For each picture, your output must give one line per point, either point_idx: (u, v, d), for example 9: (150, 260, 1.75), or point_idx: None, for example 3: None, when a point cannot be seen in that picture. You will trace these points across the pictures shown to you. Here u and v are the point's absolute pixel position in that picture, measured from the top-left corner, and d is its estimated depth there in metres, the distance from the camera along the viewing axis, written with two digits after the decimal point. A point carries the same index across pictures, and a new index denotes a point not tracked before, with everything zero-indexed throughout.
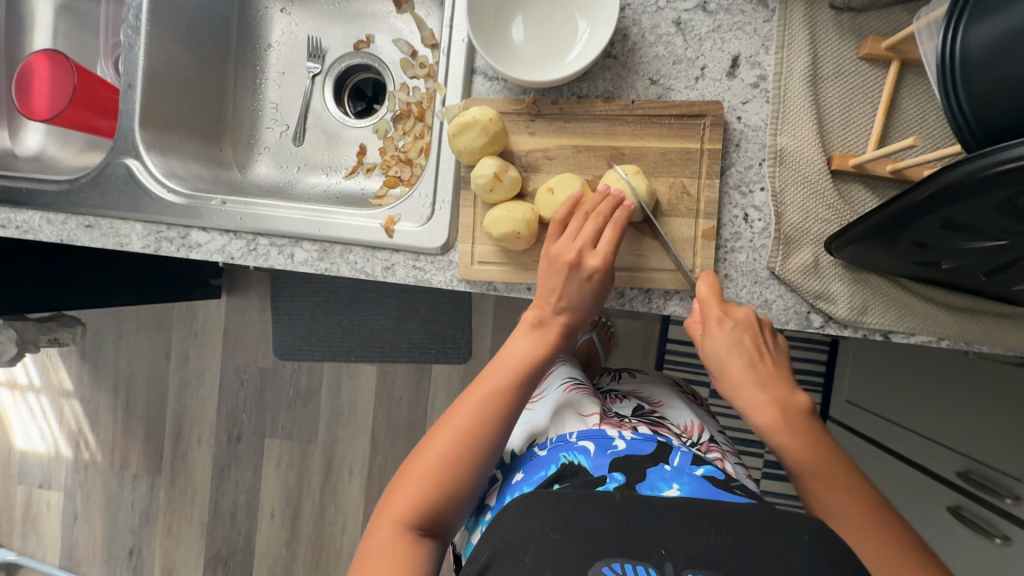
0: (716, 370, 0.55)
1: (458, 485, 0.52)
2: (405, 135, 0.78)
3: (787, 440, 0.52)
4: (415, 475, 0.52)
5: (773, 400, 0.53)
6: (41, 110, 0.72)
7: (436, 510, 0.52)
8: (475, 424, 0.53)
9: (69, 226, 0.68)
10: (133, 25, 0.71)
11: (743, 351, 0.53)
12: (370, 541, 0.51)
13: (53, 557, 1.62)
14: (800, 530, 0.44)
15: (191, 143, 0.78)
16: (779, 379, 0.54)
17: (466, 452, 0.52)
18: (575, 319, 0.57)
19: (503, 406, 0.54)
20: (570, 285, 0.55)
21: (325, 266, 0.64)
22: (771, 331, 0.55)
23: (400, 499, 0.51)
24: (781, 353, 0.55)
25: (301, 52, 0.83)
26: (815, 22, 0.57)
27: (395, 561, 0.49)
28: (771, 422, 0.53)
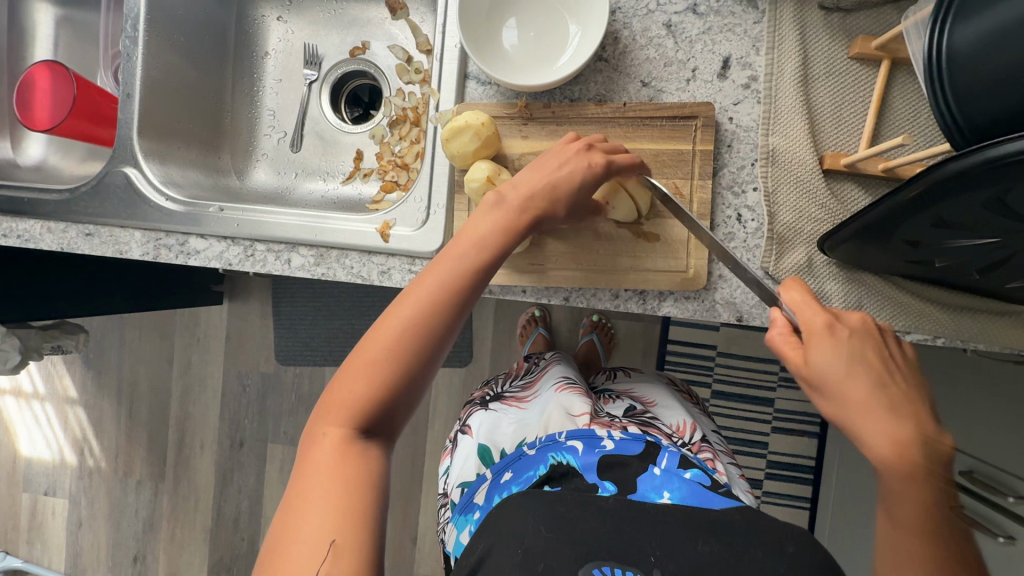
0: (823, 387, 0.47)
1: (405, 377, 0.48)
2: (402, 140, 0.78)
3: (910, 483, 0.43)
4: (358, 368, 0.48)
5: (906, 431, 0.44)
6: (42, 120, 0.72)
7: (383, 408, 0.47)
8: (424, 314, 0.49)
9: (69, 234, 0.69)
10: (131, 35, 0.72)
11: (858, 364, 0.47)
12: (310, 446, 0.46)
13: (59, 563, 1.63)
14: (786, 544, 0.45)
15: (190, 152, 0.78)
16: (908, 402, 0.46)
17: (410, 343, 0.48)
18: (545, 206, 0.53)
19: (458, 296, 0.50)
20: (568, 165, 0.53)
21: (321, 271, 0.65)
22: (891, 344, 0.49)
23: (343, 398, 0.47)
24: (909, 373, 0.48)
25: (297, 59, 0.84)
26: (805, 23, 0.57)
27: (336, 468, 0.44)
28: (898, 456, 0.44)
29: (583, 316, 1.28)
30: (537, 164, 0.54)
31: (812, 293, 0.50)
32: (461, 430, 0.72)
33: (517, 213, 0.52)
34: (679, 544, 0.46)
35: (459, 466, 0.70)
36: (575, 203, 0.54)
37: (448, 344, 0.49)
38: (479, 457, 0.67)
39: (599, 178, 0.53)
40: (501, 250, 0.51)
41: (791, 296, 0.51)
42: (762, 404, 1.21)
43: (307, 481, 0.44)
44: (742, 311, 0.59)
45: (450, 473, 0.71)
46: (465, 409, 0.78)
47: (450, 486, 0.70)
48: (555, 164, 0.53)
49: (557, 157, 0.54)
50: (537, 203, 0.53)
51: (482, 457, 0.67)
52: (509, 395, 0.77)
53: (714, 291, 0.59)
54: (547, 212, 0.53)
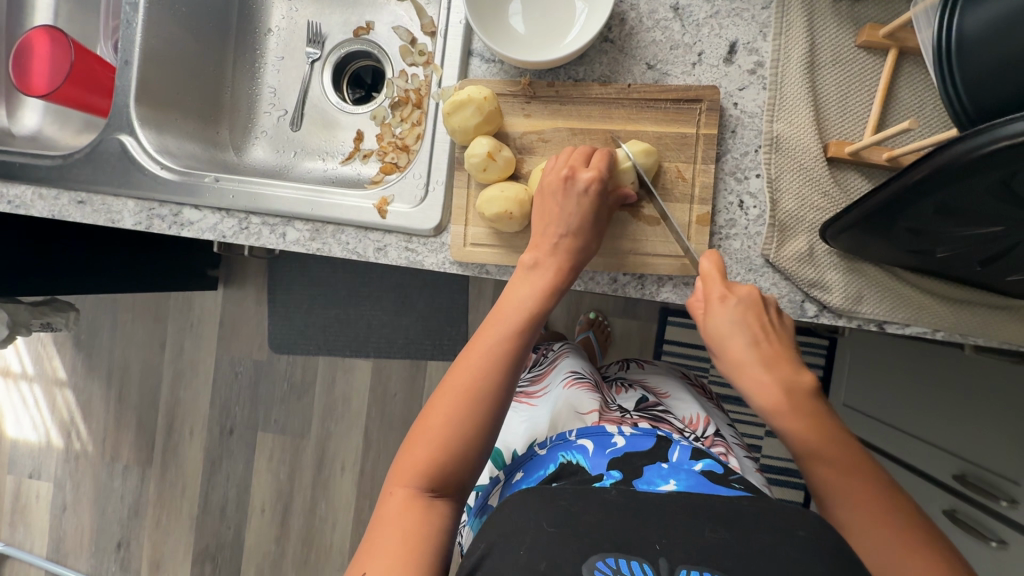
0: (715, 344, 0.53)
1: (466, 442, 0.49)
2: (403, 122, 0.78)
3: (794, 420, 0.49)
4: (425, 434, 0.49)
5: (779, 379, 0.50)
6: (40, 86, 0.72)
7: (448, 469, 0.48)
8: (483, 377, 0.51)
9: (61, 201, 0.68)
10: (132, 2, 0.71)
11: (741, 328, 0.52)
12: (382, 509, 0.48)
13: (41, 548, 1.61)
14: (789, 531, 0.43)
15: (188, 123, 0.77)
16: (785, 360, 0.51)
17: (469, 407, 0.50)
18: (576, 251, 0.56)
19: (512, 354, 0.52)
20: (568, 201, 0.55)
21: (316, 246, 0.64)
22: (776, 309, 0.54)
23: (411, 460, 0.49)
24: (788, 335, 0.53)
25: (300, 37, 0.84)
26: (813, 10, 0.57)
27: (408, 529, 0.46)
28: (772, 404, 0.50)
29: (580, 312, 1.28)
30: (539, 214, 0.57)
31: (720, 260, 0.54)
32: None
33: (555, 271, 0.55)
34: (682, 533, 0.44)
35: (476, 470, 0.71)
36: (584, 229, 0.55)
37: (506, 405, 0.51)
38: (492, 460, 0.67)
39: (600, 197, 0.55)
40: (543, 312, 0.54)
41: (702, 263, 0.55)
42: None
43: (379, 540, 0.45)
44: None
45: None
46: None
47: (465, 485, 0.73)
48: (557, 206, 0.55)
49: (551, 202, 0.56)
50: (568, 247, 0.55)
51: (494, 459, 0.67)
52: (522, 390, 0.78)
53: None
54: (574, 258, 0.56)
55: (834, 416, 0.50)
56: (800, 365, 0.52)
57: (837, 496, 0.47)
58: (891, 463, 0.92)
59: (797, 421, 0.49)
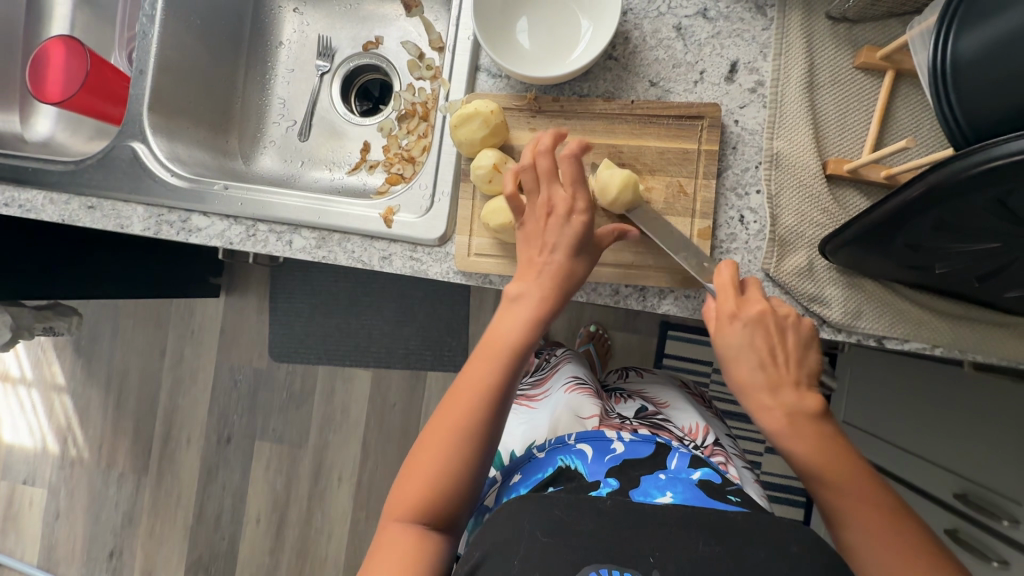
0: (724, 365, 0.51)
1: (456, 476, 0.49)
2: (409, 134, 0.80)
3: (794, 446, 0.47)
4: (418, 467, 0.50)
5: (784, 405, 0.48)
6: (53, 94, 0.73)
7: (437, 503, 0.49)
8: (471, 410, 0.50)
9: (72, 207, 0.68)
10: (149, 14, 0.73)
11: (747, 351, 0.49)
12: (378, 540, 0.49)
13: (32, 556, 1.59)
14: (789, 542, 0.44)
15: (198, 131, 0.79)
16: (792, 384, 0.49)
17: (457, 443, 0.49)
18: (567, 278, 0.54)
19: (503, 388, 0.51)
20: (551, 228, 0.54)
21: (322, 254, 0.64)
22: (791, 328, 0.50)
23: (404, 493, 0.49)
24: (801, 355, 0.50)
25: (311, 51, 0.86)
26: (812, 32, 0.58)
27: (401, 561, 0.47)
28: (777, 429, 0.48)
29: (580, 326, 1.28)
30: (523, 250, 0.55)
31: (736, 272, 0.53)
32: None
33: (545, 295, 0.53)
34: (677, 543, 0.45)
35: None
36: (576, 246, 0.54)
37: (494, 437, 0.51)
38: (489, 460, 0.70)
39: (583, 220, 0.53)
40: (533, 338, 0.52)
41: (720, 275, 0.54)
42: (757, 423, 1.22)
43: (376, 571, 0.47)
44: None
45: None
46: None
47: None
48: (540, 232, 0.54)
49: (535, 232, 0.54)
50: (558, 273, 0.53)
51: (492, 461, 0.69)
52: (522, 394, 0.79)
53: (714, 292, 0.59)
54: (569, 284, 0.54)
55: (840, 436, 0.48)
56: (807, 386, 0.49)
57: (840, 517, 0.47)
58: (891, 481, 0.91)
59: (798, 444, 0.47)
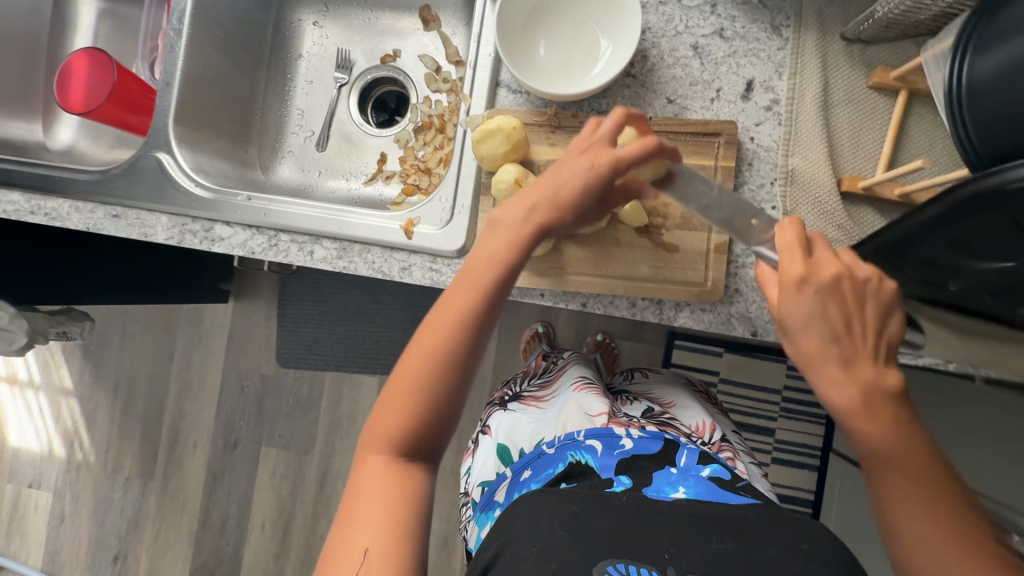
0: (790, 334, 0.47)
1: (434, 404, 0.49)
2: (426, 145, 0.81)
3: (868, 427, 0.44)
4: (398, 396, 0.49)
5: (861, 385, 0.45)
6: (77, 104, 0.75)
7: (415, 432, 0.49)
8: (447, 338, 0.49)
9: (97, 215, 0.69)
10: (176, 28, 0.74)
11: (819, 323, 0.45)
12: (357, 475, 0.49)
13: (35, 559, 1.59)
14: (799, 541, 0.46)
15: (219, 142, 0.80)
16: (867, 361, 0.45)
17: (432, 371, 0.49)
18: (556, 209, 0.51)
19: (483, 313, 0.50)
20: (572, 171, 0.51)
21: (343, 265, 0.65)
22: (866, 297, 0.46)
23: (383, 426, 0.49)
24: (875, 329, 0.46)
25: (329, 63, 0.87)
26: (827, 52, 0.59)
27: (383, 492, 0.47)
28: (849, 409, 0.45)
29: (588, 334, 1.29)
30: (535, 187, 0.53)
31: (801, 230, 0.47)
32: (481, 430, 0.76)
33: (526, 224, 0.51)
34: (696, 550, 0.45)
35: (480, 467, 0.73)
36: (583, 203, 0.51)
37: (471, 364, 0.50)
38: (498, 456, 0.71)
39: (605, 171, 0.51)
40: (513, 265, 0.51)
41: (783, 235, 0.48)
42: (763, 433, 1.22)
43: (358, 503, 0.47)
44: (757, 325, 0.60)
45: (472, 472, 0.75)
46: (487, 409, 0.81)
47: (471, 484, 0.74)
48: (559, 171, 0.52)
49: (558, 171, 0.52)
50: (553, 206, 0.51)
51: (501, 456, 0.71)
52: (528, 395, 0.81)
53: (730, 304, 0.60)
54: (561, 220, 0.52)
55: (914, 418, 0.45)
56: (885, 363, 0.45)
57: (897, 506, 0.45)
58: None
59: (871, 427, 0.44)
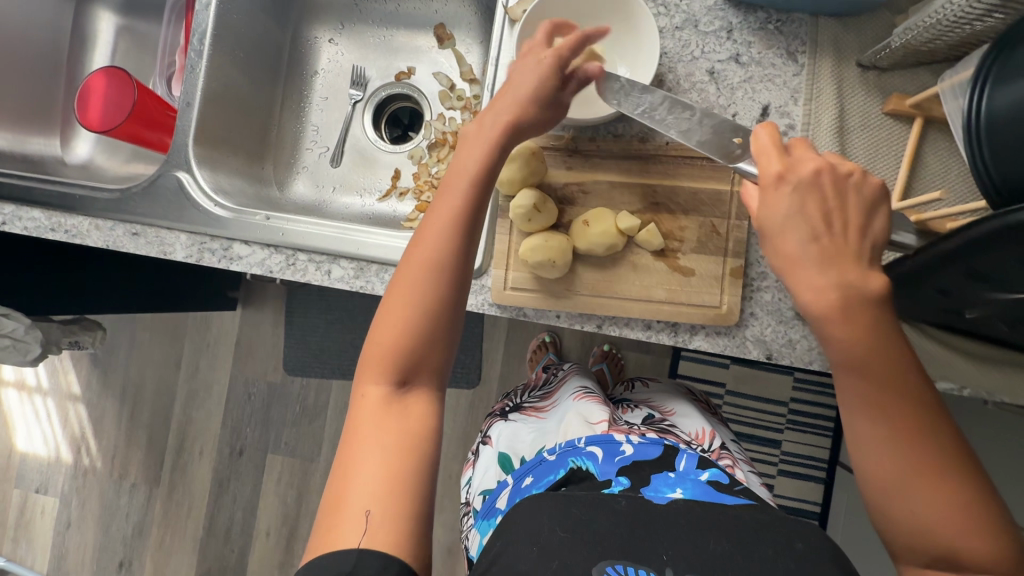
0: (767, 238, 0.45)
1: (420, 325, 0.51)
2: (439, 162, 0.81)
3: (845, 331, 0.42)
4: (387, 318, 0.52)
5: (840, 283, 0.42)
6: (96, 122, 0.76)
7: (407, 352, 0.51)
8: (426, 259, 0.52)
9: (117, 233, 0.70)
10: (197, 49, 0.74)
11: (797, 220, 0.44)
12: (358, 404, 0.51)
13: (41, 564, 1.60)
14: (794, 539, 0.49)
15: (237, 159, 0.80)
16: (847, 253, 0.43)
17: (417, 294, 0.51)
18: (521, 117, 0.54)
19: (455, 228, 0.52)
20: (523, 73, 0.55)
21: (360, 284, 0.66)
22: (846, 188, 0.44)
23: (375, 352, 0.51)
24: (859, 221, 0.44)
25: (345, 80, 0.89)
26: (842, 79, 0.60)
27: (385, 416, 0.49)
28: (829, 310, 0.43)
29: (594, 345, 1.29)
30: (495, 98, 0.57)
31: (776, 132, 0.46)
32: (482, 441, 0.77)
33: (496, 139, 0.54)
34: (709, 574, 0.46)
35: (481, 475, 0.73)
36: (538, 102, 0.55)
37: (456, 279, 0.52)
38: (499, 465, 0.71)
39: (553, 68, 0.54)
40: (483, 183, 0.54)
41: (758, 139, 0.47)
42: (769, 445, 1.22)
43: (360, 431, 0.49)
44: (771, 349, 0.60)
45: (473, 483, 0.76)
46: (487, 419, 0.82)
47: (472, 494, 0.74)
48: (515, 79, 0.55)
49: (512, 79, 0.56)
50: (515, 112, 0.54)
51: (502, 465, 0.71)
52: (528, 406, 0.82)
53: (745, 328, 0.60)
54: (525, 125, 0.55)
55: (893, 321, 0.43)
56: (869, 261, 0.43)
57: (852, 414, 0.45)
58: None
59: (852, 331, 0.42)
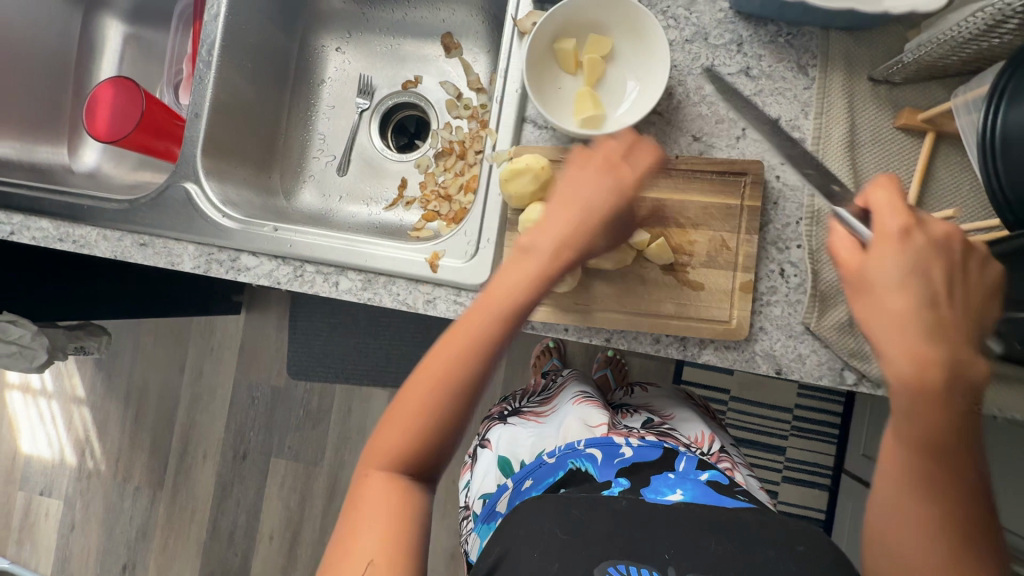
0: (868, 293, 0.43)
1: (436, 429, 0.48)
2: (446, 171, 0.82)
3: (925, 406, 0.40)
4: (400, 413, 0.49)
5: (940, 354, 0.40)
6: (103, 131, 0.76)
7: (418, 453, 0.49)
8: (457, 365, 0.48)
9: (125, 243, 0.71)
10: (206, 59, 0.74)
11: (916, 282, 0.41)
12: (359, 487, 0.49)
13: (46, 567, 1.60)
14: (795, 543, 0.48)
15: (244, 170, 0.80)
16: (955, 330, 0.40)
17: (439, 398, 0.48)
18: (584, 242, 0.50)
19: (492, 342, 0.49)
20: (591, 187, 0.51)
21: (367, 296, 0.66)
22: (966, 261, 0.42)
23: (384, 442, 0.49)
24: (978, 297, 0.42)
25: (352, 89, 0.89)
26: (853, 93, 0.60)
27: (387, 510, 0.47)
28: (920, 380, 0.40)
29: (598, 351, 1.29)
30: (556, 196, 0.52)
31: (899, 192, 0.43)
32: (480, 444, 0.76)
33: (552, 258, 0.50)
34: None
35: (480, 479, 0.73)
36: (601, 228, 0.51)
37: (479, 395, 0.49)
38: (499, 468, 0.71)
39: (625, 195, 0.51)
40: (532, 300, 0.49)
41: (873, 196, 0.44)
42: (773, 451, 1.22)
43: (359, 519, 0.47)
44: (781, 363, 0.60)
45: (471, 486, 0.75)
46: (485, 422, 0.81)
47: (471, 499, 0.74)
48: (582, 185, 0.51)
49: (580, 180, 0.51)
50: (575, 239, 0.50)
51: (502, 468, 0.71)
52: (527, 410, 0.82)
53: (754, 343, 0.60)
54: (585, 254, 0.51)
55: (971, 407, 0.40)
56: (976, 347, 0.40)
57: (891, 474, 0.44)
58: None
59: (928, 417, 0.40)
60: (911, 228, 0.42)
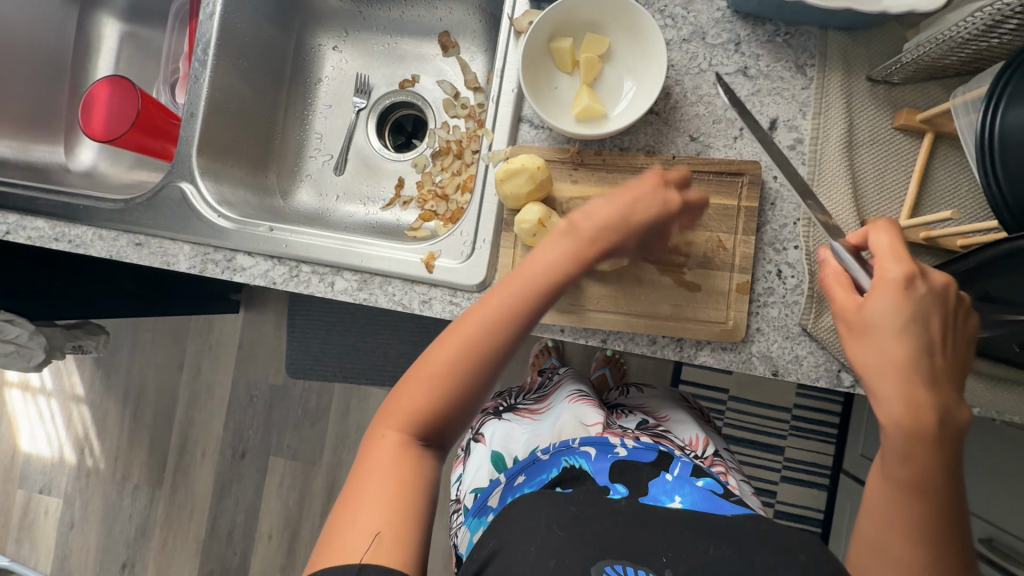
0: (867, 335, 0.44)
1: (458, 396, 0.49)
2: (443, 171, 0.82)
3: (912, 444, 0.43)
4: (421, 378, 0.49)
5: (928, 397, 0.42)
6: (99, 131, 0.75)
7: (436, 417, 0.49)
8: (485, 338, 0.49)
9: (120, 243, 0.70)
10: (201, 59, 0.74)
11: (914, 328, 0.43)
12: (369, 449, 0.48)
13: (45, 564, 1.60)
14: (797, 551, 0.47)
15: (240, 170, 0.80)
16: (944, 377, 0.43)
17: (463, 371, 0.49)
18: (619, 238, 0.52)
19: (520, 316, 0.50)
20: (644, 199, 0.52)
21: (363, 297, 0.66)
22: (960, 314, 0.44)
23: (402, 403, 0.49)
24: (964, 351, 0.44)
25: (348, 87, 0.88)
26: (851, 94, 0.59)
27: (399, 474, 0.47)
28: (912, 421, 0.42)
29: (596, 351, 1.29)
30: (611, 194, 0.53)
31: (899, 238, 0.45)
32: (474, 438, 0.76)
33: (586, 243, 0.51)
34: None
35: (472, 474, 0.73)
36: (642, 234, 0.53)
37: (499, 370, 0.50)
38: (492, 463, 0.71)
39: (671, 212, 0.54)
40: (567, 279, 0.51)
41: (875, 240, 0.45)
42: (772, 452, 1.22)
43: (368, 482, 0.46)
44: (778, 365, 0.59)
45: (463, 480, 0.75)
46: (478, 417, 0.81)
47: (463, 492, 0.74)
48: (635, 194, 0.52)
49: (635, 188, 0.52)
50: (614, 235, 0.52)
51: (495, 463, 0.71)
52: (523, 407, 0.82)
53: (751, 344, 0.60)
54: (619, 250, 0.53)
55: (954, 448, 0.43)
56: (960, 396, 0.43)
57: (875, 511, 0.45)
58: None
59: (919, 459, 0.42)
60: (914, 275, 0.43)
